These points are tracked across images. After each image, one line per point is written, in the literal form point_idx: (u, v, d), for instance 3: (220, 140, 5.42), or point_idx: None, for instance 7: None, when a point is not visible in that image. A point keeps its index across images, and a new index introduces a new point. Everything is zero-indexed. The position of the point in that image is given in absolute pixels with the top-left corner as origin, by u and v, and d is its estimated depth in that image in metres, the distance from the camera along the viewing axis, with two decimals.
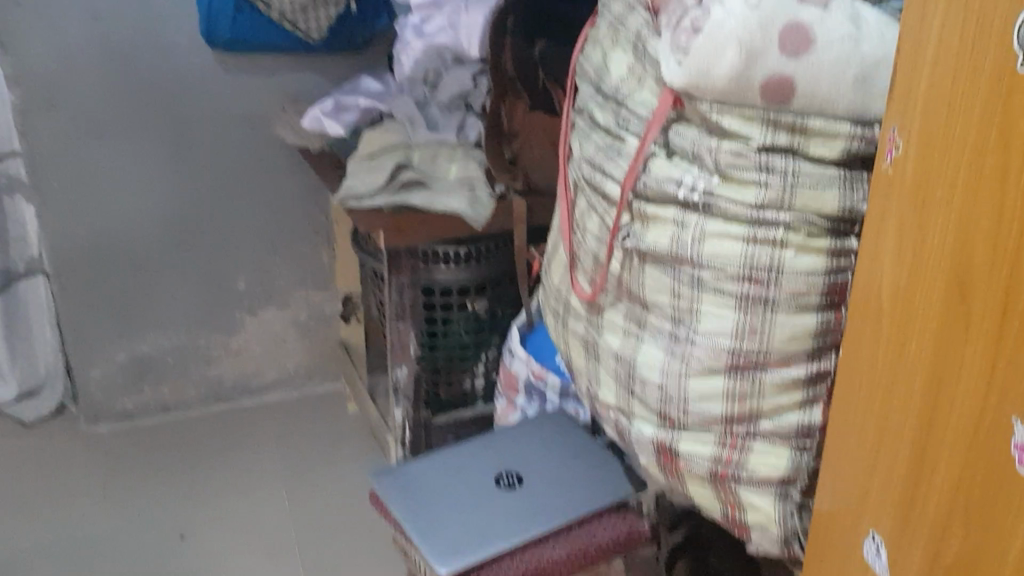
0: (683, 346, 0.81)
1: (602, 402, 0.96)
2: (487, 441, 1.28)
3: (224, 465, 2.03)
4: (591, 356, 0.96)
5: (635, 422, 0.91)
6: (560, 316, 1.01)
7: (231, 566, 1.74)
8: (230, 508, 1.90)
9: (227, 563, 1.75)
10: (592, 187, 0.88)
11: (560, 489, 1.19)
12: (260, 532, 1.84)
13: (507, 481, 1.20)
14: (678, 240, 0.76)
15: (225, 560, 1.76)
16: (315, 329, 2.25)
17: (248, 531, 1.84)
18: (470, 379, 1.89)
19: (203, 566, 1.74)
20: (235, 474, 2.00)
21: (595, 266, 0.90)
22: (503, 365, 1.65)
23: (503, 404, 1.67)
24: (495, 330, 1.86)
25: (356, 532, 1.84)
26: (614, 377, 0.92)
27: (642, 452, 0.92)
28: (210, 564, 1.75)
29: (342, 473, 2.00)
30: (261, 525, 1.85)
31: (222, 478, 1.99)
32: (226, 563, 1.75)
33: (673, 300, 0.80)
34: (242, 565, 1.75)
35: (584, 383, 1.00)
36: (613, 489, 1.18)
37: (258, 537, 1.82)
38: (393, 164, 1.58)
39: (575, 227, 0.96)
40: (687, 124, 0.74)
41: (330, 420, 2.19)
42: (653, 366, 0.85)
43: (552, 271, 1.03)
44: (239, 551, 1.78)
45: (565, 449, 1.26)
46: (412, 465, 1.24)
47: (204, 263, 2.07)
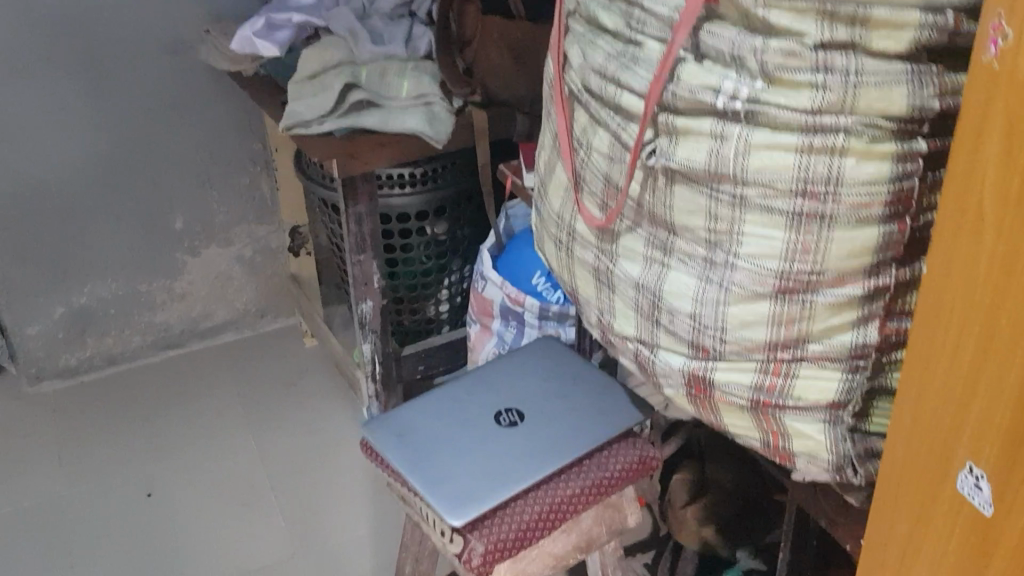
0: (720, 271, 0.73)
1: (619, 334, 0.88)
2: (480, 375, 1.19)
3: (183, 415, 1.92)
4: (604, 285, 0.88)
5: (661, 353, 0.84)
6: (562, 245, 0.92)
7: (210, 521, 1.66)
8: (197, 459, 1.80)
9: (205, 517, 1.66)
10: (601, 101, 0.79)
11: (565, 421, 1.11)
12: (234, 481, 1.74)
13: (509, 419, 1.11)
14: (718, 155, 0.67)
15: (202, 515, 1.67)
16: (261, 264, 2.12)
17: (222, 482, 1.74)
18: (434, 305, 1.84)
19: (181, 523, 1.65)
20: (197, 424, 1.89)
21: (608, 188, 0.82)
22: (476, 289, 1.56)
23: (477, 330, 1.60)
24: (457, 254, 1.79)
25: (335, 471, 1.76)
26: (633, 308, 0.84)
27: (668, 384, 0.85)
28: (188, 521, 1.66)
29: (311, 412, 1.91)
30: (233, 474, 1.76)
31: (184, 428, 1.88)
32: (205, 518, 1.66)
33: (709, 221, 0.72)
34: (222, 518, 1.66)
35: (595, 315, 0.92)
36: (620, 416, 1.11)
37: (233, 487, 1.73)
38: (340, 86, 1.44)
39: (577, 146, 0.86)
40: (722, 22, 0.65)
41: (289, 358, 2.08)
42: (685, 295, 0.77)
43: (549, 195, 0.94)
44: (216, 504, 1.69)
45: (564, 377, 1.18)
46: (403, 410, 1.14)
47: (137, 203, 1.91)
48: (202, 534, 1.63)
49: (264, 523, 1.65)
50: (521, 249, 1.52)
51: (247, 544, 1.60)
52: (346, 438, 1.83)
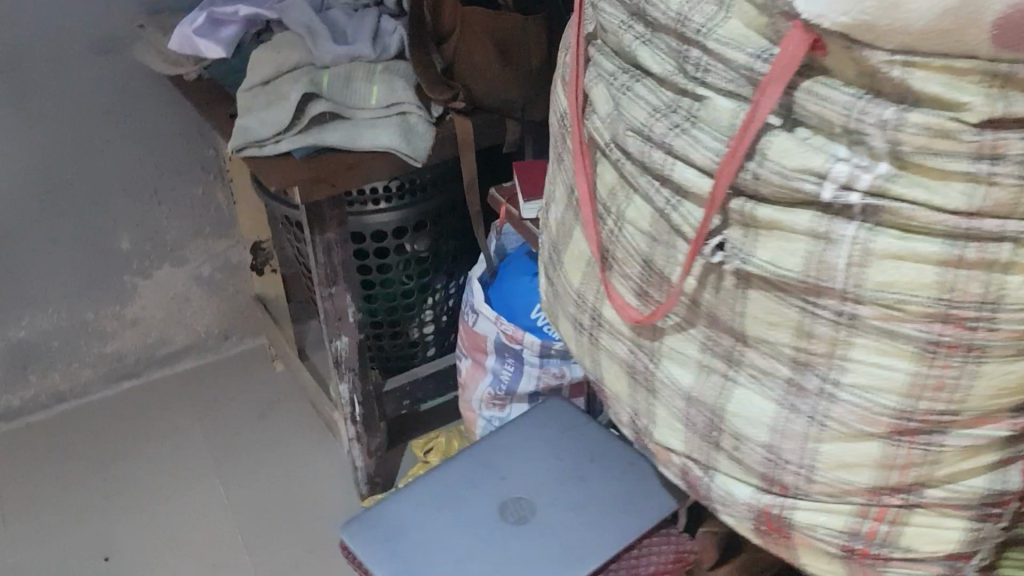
0: (811, 402, 0.54)
1: (659, 443, 0.70)
2: (477, 452, 1.00)
3: (142, 459, 1.72)
4: (640, 386, 0.69)
5: (720, 478, 0.65)
6: (583, 330, 0.72)
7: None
8: (160, 512, 1.61)
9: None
10: (641, 165, 0.59)
11: (583, 514, 0.92)
12: (203, 539, 1.55)
13: (517, 513, 0.92)
14: (821, 262, 0.48)
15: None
16: (222, 282, 1.92)
17: (189, 539, 1.56)
18: (418, 327, 1.65)
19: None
20: (158, 469, 1.69)
21: (649, 275, 0.62)
22: (466, 322, 1.36)
23: (469, 365, 1.40)
24: (440, 272, 1.60)
25: (315, 519, 1.57)
26: (681, 422, 0.66)
27: (727, 514, 0.66)
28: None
29: (283, 449, 1.72)
30: (202, 530, 1.57)
31: (143, 476, 1.68)
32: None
33: (798, 339, 0.53)
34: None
35: (626, 415, 0.73)
36: (649, 508, 0.92)
37: (202, 545, 1.54)
38: (298, 97, 1.21)
39: (602, 212, 0.67)
40: (829, 81, 0.46)
41: (257, 386, 1.89)
42: (759, 423, 0.58)
43: (563, 264, 0.74)
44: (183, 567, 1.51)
45: (577, 452, 0.99)
46: (388, 505, 0.95)
47: (76, 225, 1.69)
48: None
49: None
50: (517, 280, 1.31)
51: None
52: (325, 481, 1.65)
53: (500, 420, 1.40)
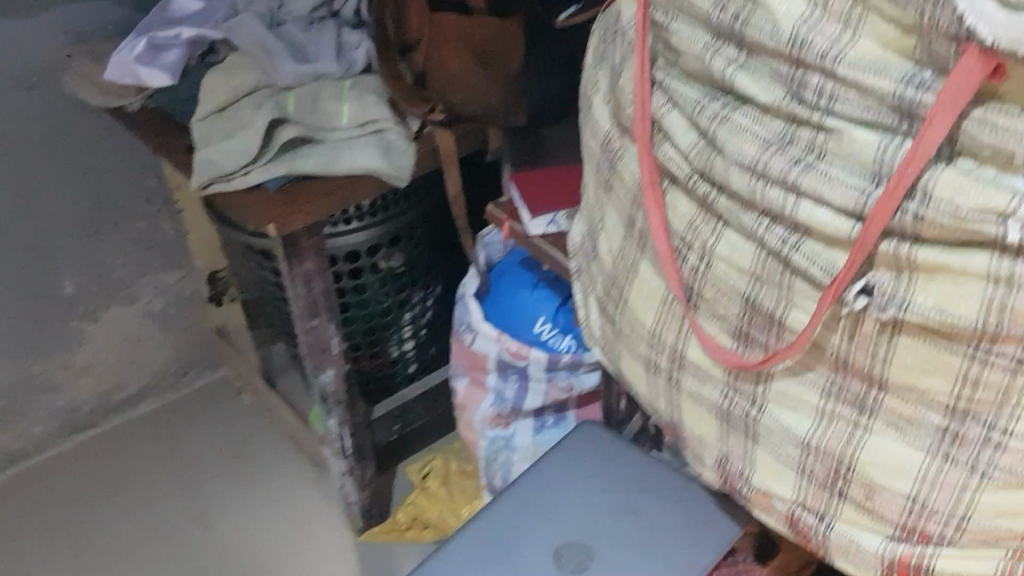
0: (973, 452, 0.50)
1: (757, 488, 0.63)
2: (517, 494, 0.91)
3: (115, 519, 1.59)
4: (735, 432, 0.62)
5: (839, 526, 0.59)
6: (658, 372, 0.66)
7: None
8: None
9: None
10: (744, 201, 0.53)
11: (646, 552, 0.85)
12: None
13: (576, 561, 0.84)
14: (1006, 311, 0.43)
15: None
16: (176, 316, 1.79)
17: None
18: (397, 344, 1.50)
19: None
20: (136, 527, 1.57)
21: (752, 315, 0.56)
22: (461, 341, 1.22)
23: (466, 385, 1.26)
24: (417, 285, 1.44)
25: (314, 561, 1.48)
26: (793, 469, 0.59)
27: (846, 562, 0.60)
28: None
29: (266, 489, 1.62)
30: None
31: (121, 537, 1.56)
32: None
33: (961, 389, 0.48)
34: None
35: (711, 459, 0.66)
36: (713, 534, 0.86)
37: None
38: (265, 123, 1.11)
39: (679, 247, 0.60)
40: (1003, 107, 0.41)
41: (226, 421, 1.77)
42: (901, 472, 0.53)
43: (627, 301, 0.67)
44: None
45: (624, 482, 0.92)
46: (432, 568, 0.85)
47: (13, 274, 1.55)
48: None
49: None
50: (515, 292, 1.19)
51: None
52: (318, 521, 1.55)
53: (504, 441, 1.27)
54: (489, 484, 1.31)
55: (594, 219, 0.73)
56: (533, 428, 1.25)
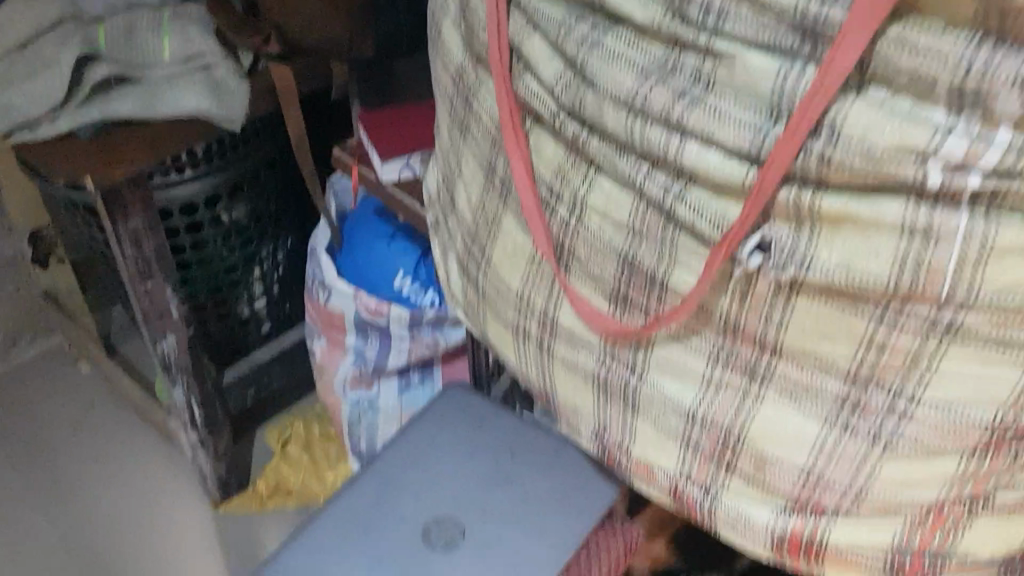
0: (876, 421, 0.44)
1: (638, 460, 0.56)
2: (379, 468, 0.82)
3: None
4: (613, 403, 0.55)
5: (726, 499, 0.53)
6: (528, 339, 0.58)
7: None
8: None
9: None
10: (620, 143, 0.45)
11: (520, 525, 0.77)
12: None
13: (445, 536, 0.77)
14: (925, 268, 0.37)
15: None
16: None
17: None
18: (248, 304, 1.36)
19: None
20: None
21: (630, 278, 0.49)
22: (313, 298, 1.11)
23: (323, 345, 1.15)
24: (265, 238, 1.31)
25: (172, 538, 1.30)
26: (678, 441, 0.53)
27: (734, 535, 0.54)
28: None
29: (114, 460, 1.42)
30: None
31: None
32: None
33: (866, 354, 0.42)
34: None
35: (588, 429, 0.59)
36: (589, 498, 0.79)
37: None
38: (72, 59, 0.97)
39: (547, 197, 0.52)
40: (921, 22, 0.34)
41: (64, 387, 1.55)
42: (796, 443, 0.47)
43: (490, 259, 0.59)
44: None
45: (493, 447, 0.84)
46: (288, 555, 0.75)
47: None
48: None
49: None
50: (369, 245, 1.07)
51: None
52: (174, 507, 1.35)
53: (368, 402, 1.17)
54: (354, 447, 1.22)
55: (450, 167, 0.64)
56: (397, 389, 1.16)
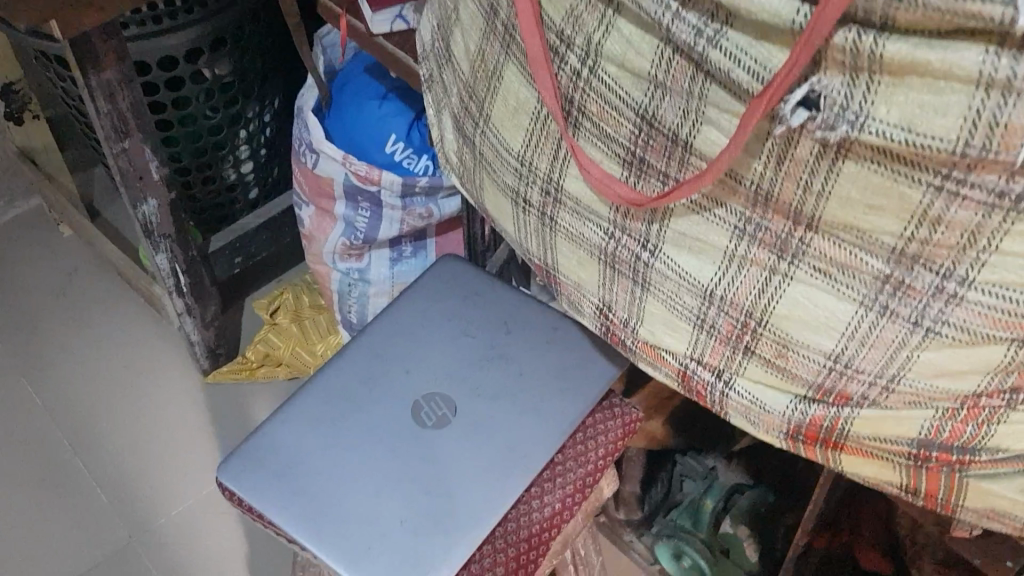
0: (919, 305, 0.39)
1: (644, 342, 0.52)
2: (369, 342, 0.78)
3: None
4: (620, 280, 0.50)
5: (741, 384, 0.49)
6: (528, 208, 0.53)
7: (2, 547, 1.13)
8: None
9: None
10: None
11: (515, 404, 0.74)
12: (17, 476, 1.19)
13: (436, 417, 0.73)
14: (999, 130, 0.32)
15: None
16: None
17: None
18: (234, 167, 1.29)
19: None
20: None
21: (648, 138, 0.43)
22: (300, 162, 1.05)
23: (312, 213, 1.10)
24: (250, 98, 1.22)
25: (162, 407, 1.26)
26: (690, 322, 0.48)
27: (745, 422, 0.50)
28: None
29: (98, 326, 1.36)
30: (16, 464, 1.20)
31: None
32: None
33: (916, 230, 0.37)
34: (20, 541, 1.13)
35: (591, 307, 0.54)
36: (588, 377, 0.75)
37: (20, 486, 1.18)
38: None
39: (556, 44, 0.46)
40: None
41: (42, 248, 1.47)
42: (826, 327, 0.42)
43: (490, 117, 0.53)
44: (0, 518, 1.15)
45: (488, 322, 0.80)
46: (273, 431, 0.72)
47: None
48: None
49: (78, 509, 1.16)
50: (358, 106, 1.01)
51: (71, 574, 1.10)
52: (161, 378, 1.30)
53: (358, 273, 1.13)
54: (345, 318, 1.20)
55: (447, 14, 0.57)
56: (389, 260, 1.11)
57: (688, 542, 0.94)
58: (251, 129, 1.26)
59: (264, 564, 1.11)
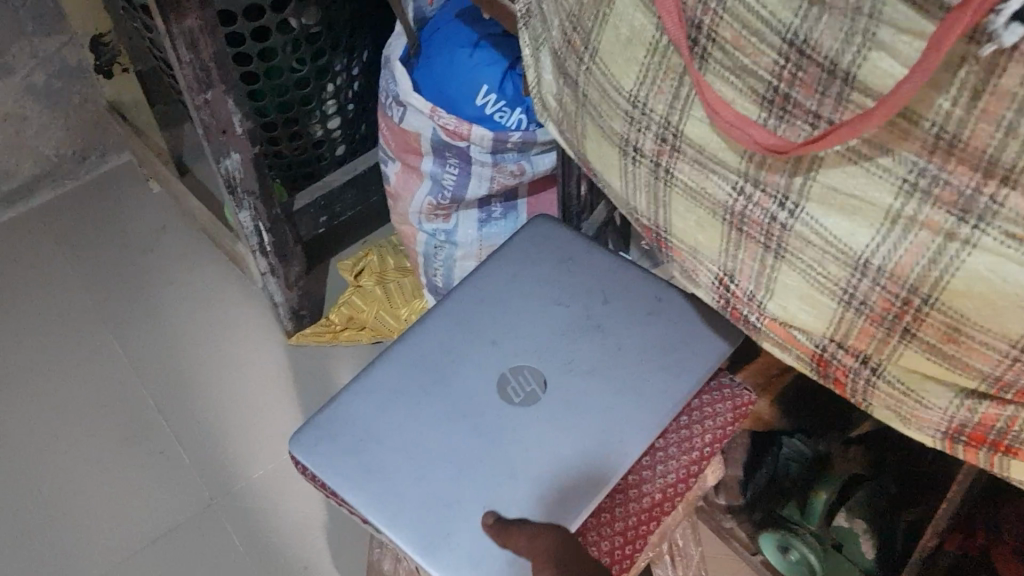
0: None
1: (774, 319, 0.44)
2: (455, 309, 0.72)
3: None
4: (749, 245, 0.43)
5: (893, 372, 0.41)
6: (639, 158, 0.45)
7: (84, 506, 1.11)
8: (39, 405, 1.21)
9: (74, 503, 1.11)
10: None
11: (614, 382, 0.67)
12: (100, 435, 1.17)
13: (524, 393, 0.66)
14: None
15: (69, 500, 1.12)
16: (62, 92, 1.37)
17: (83, 436, 1.17)
18: (321, 123, 1.24)
19: (45, 520, 1.10)
20: (24, 345, 1.27)
21: (795, 70, 0.35)
22: (387, 115, 0.99)
23: (398, 170, 1.04)
24: (338, 50, 1.16)
25: (246, 369, 1.23)
26: (835, 298, 0.40)
27: (895, 418, 0.42)
28: (56, 515, 1.11)
29: (185, 284, 1.34)
30: (100, 422, 1.19)
31: (8, 354, 1.26)
32: (75, 505, 1.11)
33: None
34: (102, 501, 1.11)
35: (708, 277, 0.47)
36: (695, 355, 0.68)
37: (102, 444, 1.17)
38: None
39: None
40: None
41: (131, 204, 1.45)
42: (1016, 307, 0.34)
43: (598, 50, 0.45)
44: (83, 476, 1.14)
45: (585, 289, 0.73)
46: (349, 403, 0.67)
47: None
48: (81, 534, 1.09)
49: (161, 470, 1.14)
50: (450, 54, 0.93)
51: (152, 536, 1.08)
52: (247, 339, 1.27)
53: (445, 235, 1.07)
54: (430, 283, 1.14)
55: None
56: (477, 221, 1.05)
57: (792, 533, 0.88)
58: (338, 83, 1.20)
59: (345, 538, 1.07)
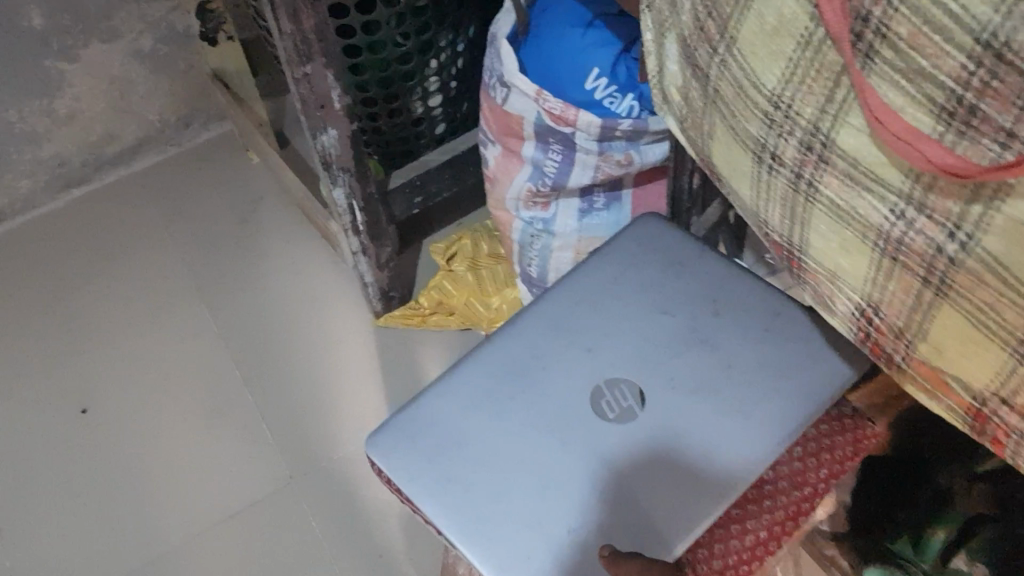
0: None
1: (925, 363, 0.38)
2: (550, 310, 0.67)
3: (93, 298, 1.29)
4: (904, 277, 0.36)
5: None
6: (778, 168, 0.39)
7: (167, 474, 1.11)
8: (130, 370, 1.21)
9: (158, 471, 1.11)
10: None
11: (721, 402, 0.61)
12: (187, 405, 1.17)
13: (620, 408, 0.61)
14: None
15: (153, 468, 1.12)
16: (168, 58, 1.37)
17: (170, 405, 1.17)
18: (421, 100, 1.20)
19: (128, 486, 1.10)
20: (121, 310, 1.28)
21: (988, 76, 0.30)
22: (489, 95, 0.94)
23: (497, 153, 0.99)
24: (444, 24, 1.11)
25: (334, 347, 1.21)
26: (1008, 350, 0.34)
27: None
28: (138, 481, 1.11)
29: (278, 258, 1.32)
30: (189, 391, 1.19)
31: (103, 317, 1.27)
32: (157, 473, 1.11)
33: None
34: (185, 470, 1.11)
35: (848, 308, 0.41)
36: (813, 379, 0.62)
37: (189, 414, 1.16)
38: None
39: None
40: None
41: (230, 173, 1.44)
42: None
43: (738, 41, 0.39)
44: (168, 445, 1.14)
45: (694, 297, 0.67)
46: (432, 405, 0.63)
47: None
48: (161, 502, 1.09)
49: (245, 444, 1.13)
50: (560, 34, 0.87)
51: (230, 510, 1.07)
52: (336, 316, 1.25)
53: (543, 224, 1.02)
54: (524, 272, 1.09)
55: None
56: (578, 211, 1.00)
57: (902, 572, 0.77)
58: (442, 60, 1.16)
59: (423, 531, 1.04)
